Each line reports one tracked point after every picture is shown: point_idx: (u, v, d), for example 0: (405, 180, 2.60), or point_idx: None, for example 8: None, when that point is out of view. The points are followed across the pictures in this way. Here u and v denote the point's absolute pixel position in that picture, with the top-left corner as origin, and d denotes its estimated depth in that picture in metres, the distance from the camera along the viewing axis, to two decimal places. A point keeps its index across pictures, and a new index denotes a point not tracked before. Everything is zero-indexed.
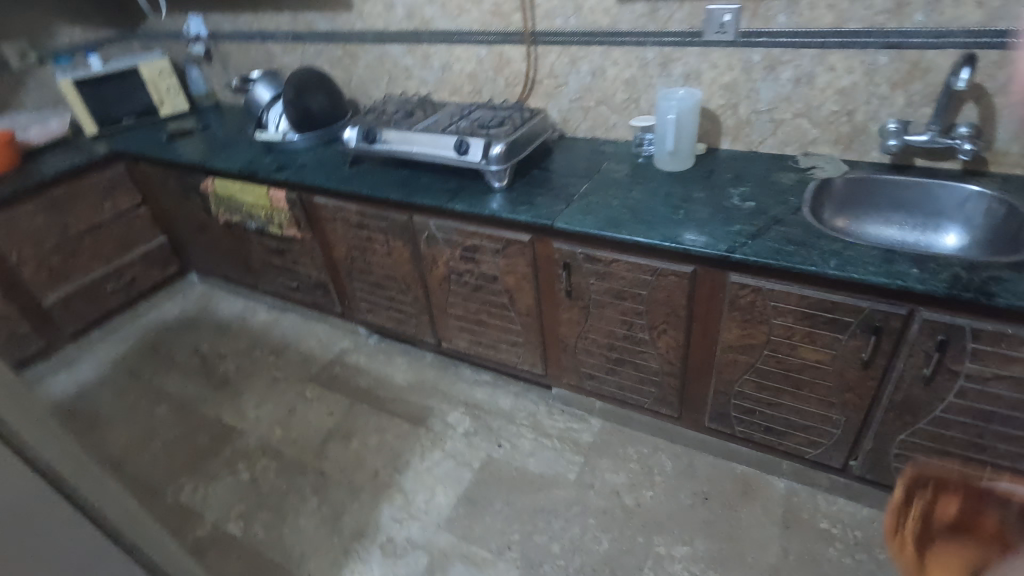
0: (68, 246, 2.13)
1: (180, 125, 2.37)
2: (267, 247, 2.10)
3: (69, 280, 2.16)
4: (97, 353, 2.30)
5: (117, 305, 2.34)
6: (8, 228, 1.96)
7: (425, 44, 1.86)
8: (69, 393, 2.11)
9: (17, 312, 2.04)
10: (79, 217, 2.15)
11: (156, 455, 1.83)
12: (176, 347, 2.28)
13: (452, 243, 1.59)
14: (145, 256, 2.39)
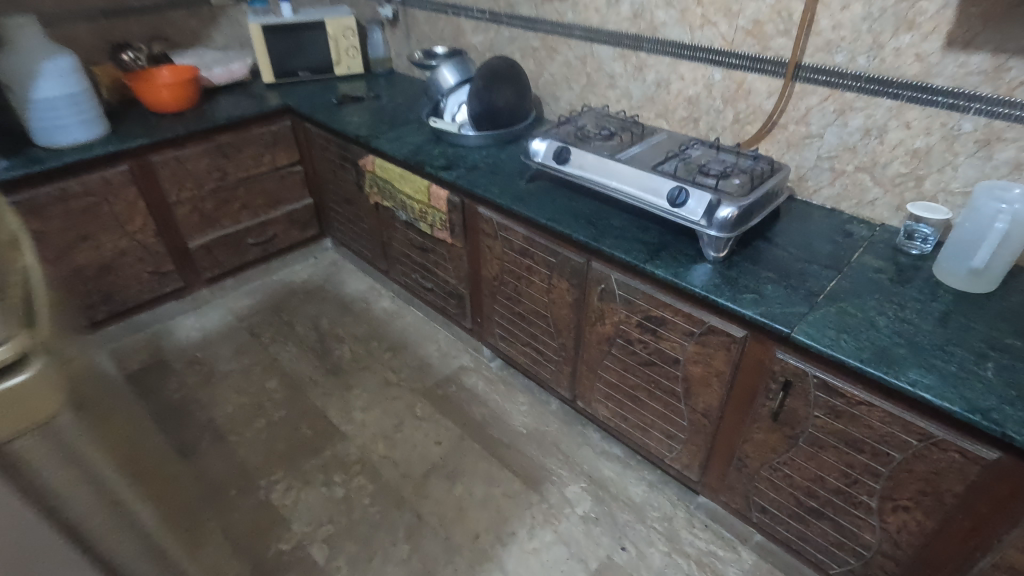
0: (222, 193, 2.09)
1: (351, 88, 2.25)
2: (410, 240, 1.92)
3: (216, 227, 2.13)
4: (226, 302, 2.27)
5: (253, 259, 2.30)
6: (173, 166, 1.93)
7: (644, 53, 1.55)
8: (193, 339, 2.09)
9: (165, 250, 2.04)
10: (238, 166, 2.09)
11: (258, 435, 1.74)
12: (299, 316, 2.20)
13: (632, 306, 1.29)
14: (289, 215, 2.32)
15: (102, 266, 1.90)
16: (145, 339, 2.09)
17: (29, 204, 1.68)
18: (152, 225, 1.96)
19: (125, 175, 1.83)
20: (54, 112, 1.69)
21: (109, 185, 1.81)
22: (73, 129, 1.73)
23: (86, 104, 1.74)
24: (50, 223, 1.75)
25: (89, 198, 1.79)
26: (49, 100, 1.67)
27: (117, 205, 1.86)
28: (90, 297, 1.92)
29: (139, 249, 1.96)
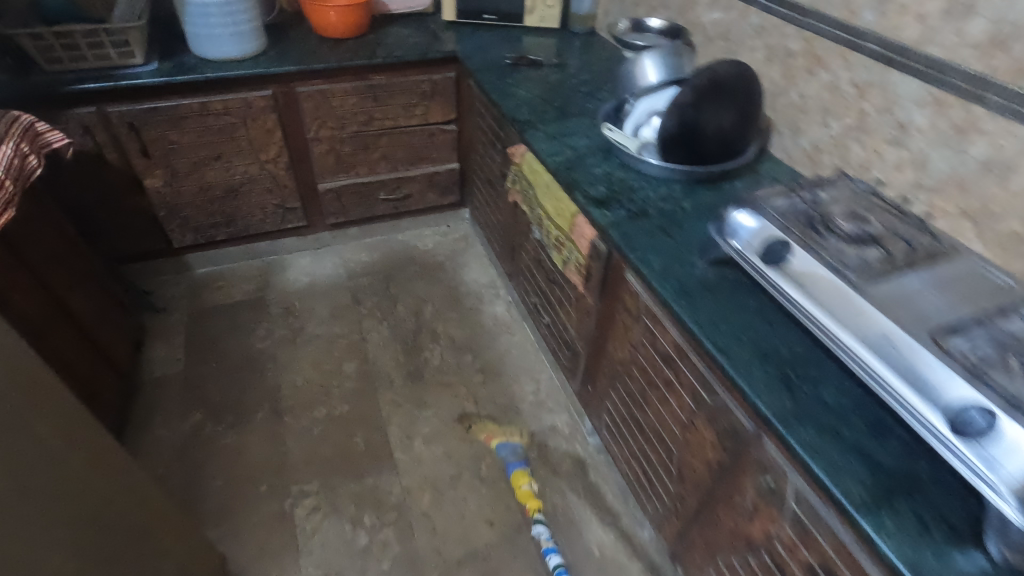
0: (363, 139, 1.85)
1: (535, 47, 1.82)
2: (539, 261, 1.52)
3: (350, 173, 1.92)
4: (343, 251, 2.10)
5: (382, 214, 2.08)
6: (317, 101, 1.71)
7: (985, 109, 0.91)
8: (298, 285, 1.96)
9: (293, 186, 1.88)
10: (386, 114, 1.83)
11: (312, 427, 1.55)
12: (405, 293, 1.96)
13: (808, 543, 0.78)
14: (429, 177, 2.03)
15: (229, 189, 1.80)
16: (257, 270, 2.00)
17: (168, 115, 1.58)
18: (285, 159, 1.79)
19: (266, 101, 1.65)
20: (207, 21, 1.53)
21: (248, 109, 1.65)
22: (225, 41, 1.57)
23: (240, 16, 1.55)
24: (186, 137, 1.64)
25: (226, 119, 1.65)
26: (204, 6, 1.51)
27: (253, 131, 1.70)
28: (215, 217, 1.85)
29: (267, 180, 1.82)
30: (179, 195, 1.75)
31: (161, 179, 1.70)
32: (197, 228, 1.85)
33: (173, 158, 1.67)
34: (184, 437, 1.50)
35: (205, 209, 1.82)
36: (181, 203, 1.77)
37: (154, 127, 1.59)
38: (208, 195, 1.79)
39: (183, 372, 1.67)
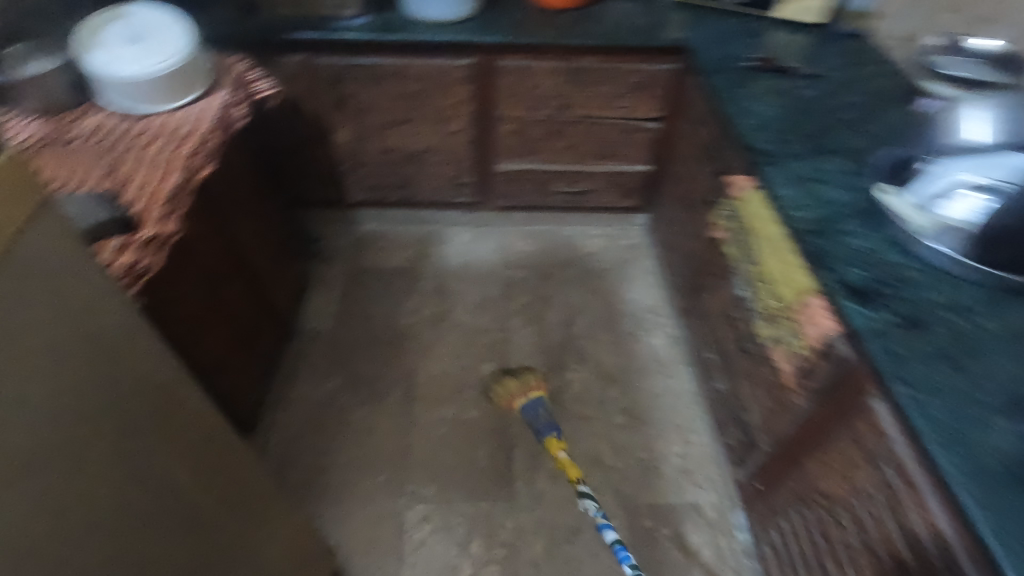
0: (553, 125, 1.67)
1: (785, 47, 1.47)
2: (732, 319, 1.26)
3: (530, 159, 1.76)
4: (504, 235, 1.98)
5: (552, 205, 1.91)
6: (516, 78, 1.55)
7: None
8: (453, 264, 1.88)
9: (471, 162, 1.76)
10: (586, 101, 1.62)
11: (440, 425, 1.48)
12: (559, 299, 1.80)
13: None
14: (613, 176, 1.80)
15: (409, 155, 1.73)
16: (417, 237, 1.95)
17: (368, 73, 1.51)
18: (470, 133, 1.67)
19: (465, 72, 1.52)
20: None
21: (445, 77, 1.53)
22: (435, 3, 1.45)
23: None
24: (380, 96, 1.58)
25: (421, 85, 1.55)
26: None
27: (445, 101, 1.59)
28: (389, 179, 1.80)
29: (447, 153, 1.72)
30: (362, 153, 1.72)
31: (350, 134, 1.67)
32: (372, 187, 1.82)
33: (364, 116, 1.62)
34: (322, 401, 1.51)
35: (383, 171, 1.78)
36: (362, 161, 1.74)
37: (353, 83, 1.54)
38: (388, 157, 1.73)
39: (332, 330, 1.67)
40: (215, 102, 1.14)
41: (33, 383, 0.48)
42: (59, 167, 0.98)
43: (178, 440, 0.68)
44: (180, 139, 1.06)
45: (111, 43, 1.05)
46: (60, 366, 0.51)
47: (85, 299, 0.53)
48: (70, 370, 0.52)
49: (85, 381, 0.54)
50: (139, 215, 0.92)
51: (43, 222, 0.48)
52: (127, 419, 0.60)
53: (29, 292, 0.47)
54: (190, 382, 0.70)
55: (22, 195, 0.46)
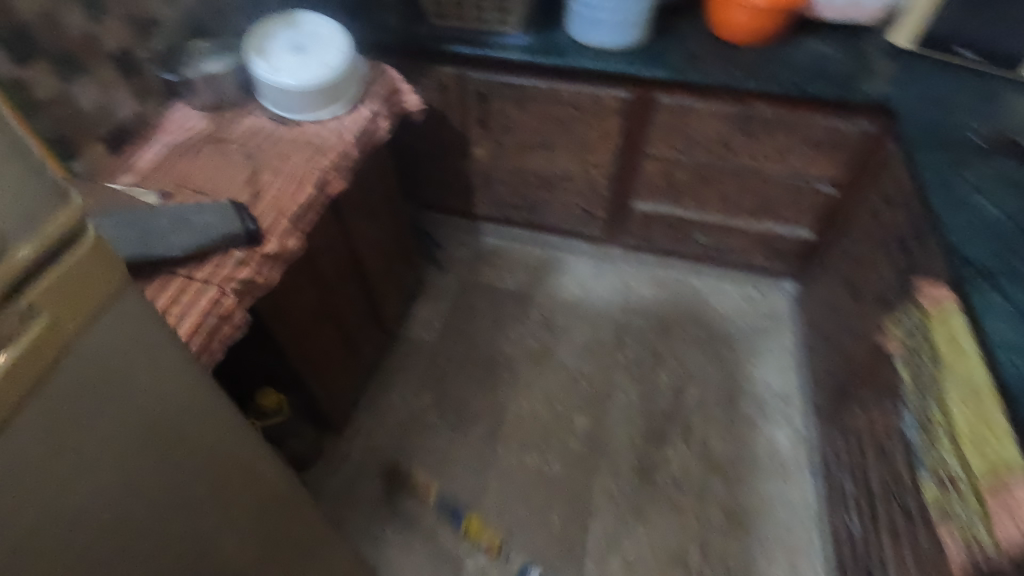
0: (706, 172, 1.49)
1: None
2: (886, 455, 1.03)
3: (673, 202, 1.59)
4: (627, 273, 1.83)
5: (688, 253, 1.72)
6: (674, 116, 1.39)
7: None
8: (567, 296, 1.78)
9: (607, 196, 1.64)
10: (750, 151, 1.41)
11: (520, 473, 1.41)
12: (674, 359, 1.63)
13: None
14: (765, 235, 1.58)
15: (544, 179, 1.65)
16: (536, 260, 1.88)
17: (517, 94, 1.45)
18: (611, 167, 1.55)
19: (619, 104, 1.39)
20: (598, 3, 1.27)
21: (596, 106, 1.42)
22: (603, 29, 1.32)
23: (635, 5, 1.27)
24: (525, 118, 1.50)
25: (570, 112, 1.45)
26: None
27: (592, 131, 1.48)
28: (519, 199, 1.73)
29: (583, 183, 1.62)
30: (497, 170, 1.66)
31: (488, 150, 1.62)
32: (500, 203, 1.77)
33: (506, 135, 1.56)
34: (409, 416, 1.50)
35: (514, 190, 1.71)
36: (496, 178, 1.69)
37: (500, 101, 1.48)
38: (521, 178, 1.67)
39: (434, 342, 1.65)
40: (360, 116, 1.14)
41: (86, 478, 0.45)
42: (207, 169, 1.01)
43: (246, 512, 0.64)
44: (319, 153, 1.06)
45: (277, 50, 1.07)
46: (116, 461, 0.47)
47: (157, 390, 0.49)
48: (124, 464, 0.48)
49: (144, 470, 0.50)
50: (267, 230, 0.93)
51: (116, 314, 0.44)
52: (189, 496, 0.56)
53: (92, 389, 0.43)
54: (272, 453, 0.65)
55: (101, 292, 0.42)
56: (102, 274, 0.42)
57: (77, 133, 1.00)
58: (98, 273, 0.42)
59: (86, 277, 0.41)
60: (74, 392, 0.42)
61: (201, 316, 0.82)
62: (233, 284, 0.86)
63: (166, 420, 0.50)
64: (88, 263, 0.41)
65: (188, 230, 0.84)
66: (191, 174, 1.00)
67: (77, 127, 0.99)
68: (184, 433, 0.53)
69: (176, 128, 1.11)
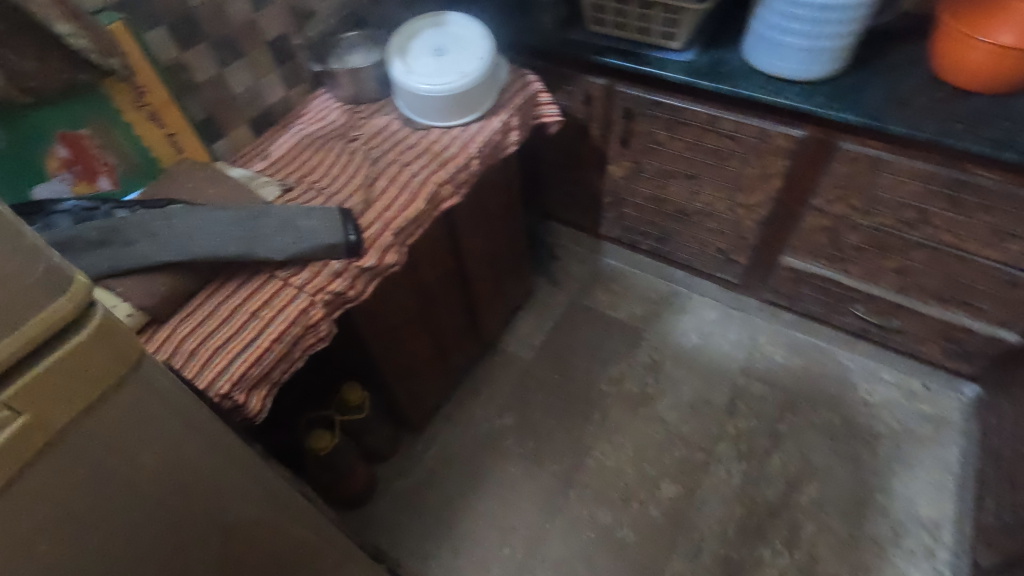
0: (886, 238, 1.22)
1: None
2: None
3: (835, 265, 1.33)
4: (760, 330, 1.60)
5: (842, 325, 1.45)
6: (858, 167, 1.14)
7: None
8: (683, 341, 1.60)
9: (753, 242, 1.42)
10: (954, 225, 1.12)
11: (589, 528, 1.30)
12: (797, 444, 1.39)
13: None
14: (949, 327, 1.28)
15: (683, 211, 1.47)
16: (657, 294, 1.71)
17: (669, 116, 1.28)
18: (765, 213, 1.34)
19: (790, 143, 1.18)
20: (784, 25, 1.07)
21: (761, 142, 1.22)
22: (788, 56, 1.10)
23: (834, 29, 1.04)
24: (673, 143, 1.34)
25: (727, 145, 1.26)
26: (795, 4, 1.03)
27: (749, 169, 1.28)
28: (651, 227, 1.57)
29: (727, 224, 1.42)
30: (632, 192, 1.52)
31: (625, 171, 1.48)
32: (629, 228, 1.62)
33: (648, 158, 1.41)
34: (489, 435, 1.44)
35: (647, 217, 1.56)
36: (629, 200, 1.54)
37: (649, 122, 1.33)
38: (657, 206, 1.51)
39: (529, 363, 1.57)
40: (490, 126, 1.07)
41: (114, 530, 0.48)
42: (330, 166, 1.01)
43: (259, 565, 0.65)
44: (439, 163, 1.01)
45: (417, 51, 1.03)
46: (143, 518, 0.50)
47: (182, 446, 0.52)
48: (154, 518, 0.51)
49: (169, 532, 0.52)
50: (369, 241, 0.90)
51: (140, 387, 0.47)
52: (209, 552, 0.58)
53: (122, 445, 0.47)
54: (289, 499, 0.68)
55: (124, 366, 0.45)
56: (125, 351, 0.45)
57: (225, 114, 1.04)
58: (121, 350, 0.45)
59: (111, 355, 0.44)
60: (108, 447, 0.46)
61: (288, 323, 0.81)
62: (325, 295, 0.84)
63: (186, 480, 0.53)
64: (113, 342, 0.44)
65: (292, 234, 0.83)
66: (315, 169, 1.00)
67: (226, 108, 1.04)
68: (209, 488, 0.56)
69: (315, 118, 1.12)
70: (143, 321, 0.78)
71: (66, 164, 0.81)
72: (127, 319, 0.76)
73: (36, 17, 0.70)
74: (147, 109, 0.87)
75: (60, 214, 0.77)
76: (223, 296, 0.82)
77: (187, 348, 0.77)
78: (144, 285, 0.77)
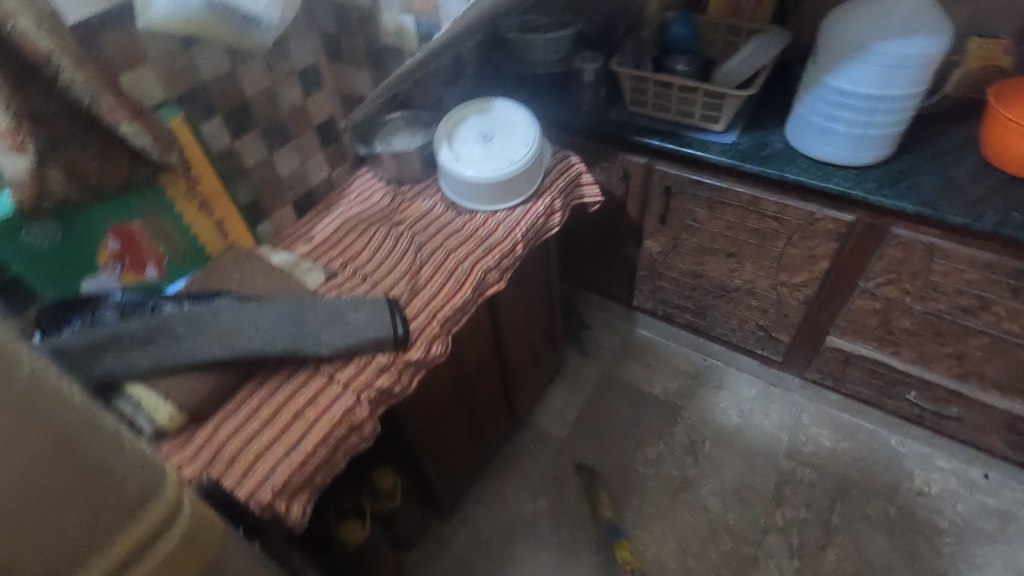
0: (942, 324, 1.17)
1: None
2: None
3: (885, 348, 1.29)
4: (803, 410, 1.53)
5: (892, 408, 1.39)
6: (912, 253, 1.11)
7: None
8: (723, 421, 1.53)
9: (797, 321, 1.38)
10: (1016, 315, 1.08)
11: None
12: (851, 538, 1.30)
13: None
14: (1013, 417, 1.21)
15: (722, 287, 1.44)
16: (693, 368, 1.65)
17: (711, 195, 1.27)
18: (810, 293, 1.30)
19: (839, 227, 1.15)
20: (833, 113, 1.06)
21: (808, 224, 1.19)
22: (836, 143, 1.09)
23: (885, 117, 1.03)
24: (714, 221, 1.32)
25: (771, 225, 1.24)
26: (843, 92, 1.03)
27: (794, 250, 1.25)
28: (688, 301, 1.54)
29: (770, 302, 1.38)
30: (669, 266, 1.49)
31: (662, 246, 1.46)
32: (664, 301, 1.59)
33: (687, 234, 1.39)
34: (522, 521, 1.37)
35: (684, 291, 1.52)
36: (666, 274, 1.52)
37: (689, 200, 1.32)
38: (695, 281, 1.48)
39: (563, 441, 1.51)
40: (534, 210, 1.06)
41: None
42: (375, 251, 0.99)
43: None
44: (485, 249, 1.00)
45: (464, 136, 1.04)
46: None
47: None
48: None
49: None
50: (415, 332, 0.87)
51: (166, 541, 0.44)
52: None
53: None
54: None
55: (157, 522, 0.43)
56: (165, 501, 0.44)
57: (270, 196, 1.04)
58: (161, 500, 0.44)
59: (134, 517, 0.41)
60: None
61: (333, 423, 0.77)
62: (370, 391, 0.80)
63: None
64: (151, 495, 0.43)
65: (339, 329, 0.81)
66: (359, 254, 0.99)
67: (272, 190, 1.04)
68: None
69: (358, 199, 1.12)
70: (184, 422, 0.74)
71: (116, 257, 0.80)
72: (168, 420, 0.72)
73: (102, 120, 0.70)
74: (199, 199, 0.87)
75: (107, 308, 0.76)
76: (266, 393, 0.78)
77: (229, 452, 0.73)
78: (188, 384, 0.73)
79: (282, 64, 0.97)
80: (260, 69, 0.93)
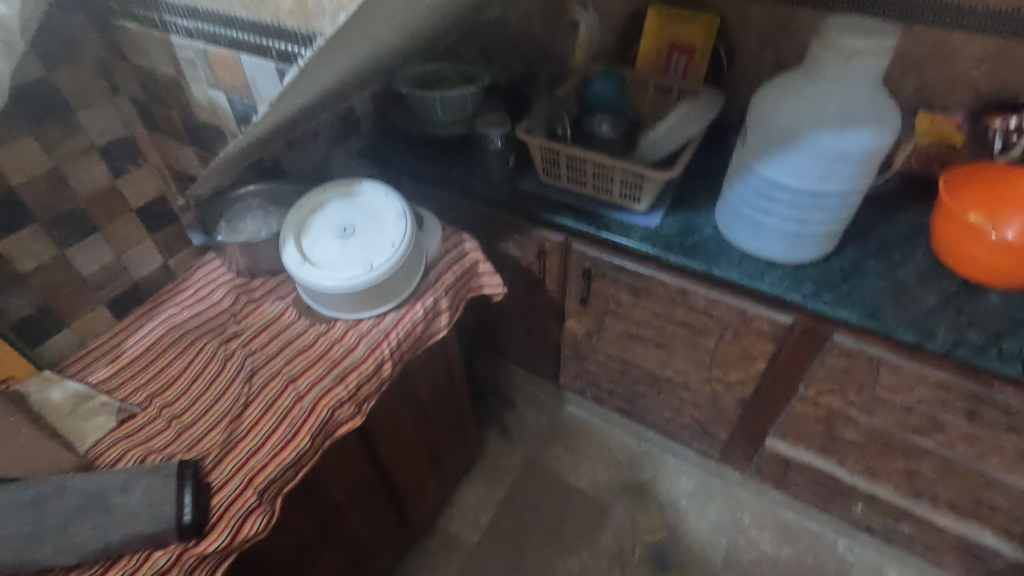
0: (891, 440, 1.02)
1: None
2: None
3: (828, 456, 1.13)
4: (743, 508, 1.37)
5: (839, 514, 1.24)
6: (857, 364, 0.95)
7: None
8: (657, 523, 1.35)
9: (733, 419, 1.22)
10: (972, 442, 0.93)
11: None
12: None
13: None
14: (968, 542, 1.07)
15: (652, 377, 1.27)
16: (626, 454, 1.48)
17: (635, 282, 1.09)
18: (746, 392, 1.14)
19: (777, 329, 0.99)
20: (765, 206, 0.91)
21: (741, 323, 1.03)
22: (770, 239, 0.93)
23: (823, 215, 0.88)
24: (639, 308, 1.15)
25: (702, 319, 1.07)
26: (774, 184, 0.88)
27: (728, 347, 1.08)
28: (617, 386, 1.36)
29: (704, 397, 1.22)
30: (594, 350, 1.32)
31: (586, 329, 1.28)
32: (592, 383, 1.41)
33: (612, 319, 1.21)
34: None
35: (612, 376, 1.35)
36: (591, 357, 1.34)
37: (611, 283, 1.14)
38: (624, 367, 1.30)
39: (474, 550, 1.31)
40: (409, 317, 0.86)
41: None
42: (193, 379, 0.78)
43: None
44: (336, 374, 0.79)
45: (318, 230, 0.83)
46: None
47: None
48: None
49: None
50: (217, 509, 0.66)
51: None
52: None
53: None
54: None
55: None
56: None
57: (68, 301, 0.81)
58: None
59: None
60: None
61: None
62: None
63: None
64: None
65: (97, 522, 0.59)
66: (173, 383, 0.78)
67: (69, 294, 0.80)
68: None
69: (194, 298, 0.89)
70: None
71: None
72: None
73: None
74: None
75: None
76: None
77: None
78: None
79: (70, 140, 0.75)
80: (34, 149, 0.71)
